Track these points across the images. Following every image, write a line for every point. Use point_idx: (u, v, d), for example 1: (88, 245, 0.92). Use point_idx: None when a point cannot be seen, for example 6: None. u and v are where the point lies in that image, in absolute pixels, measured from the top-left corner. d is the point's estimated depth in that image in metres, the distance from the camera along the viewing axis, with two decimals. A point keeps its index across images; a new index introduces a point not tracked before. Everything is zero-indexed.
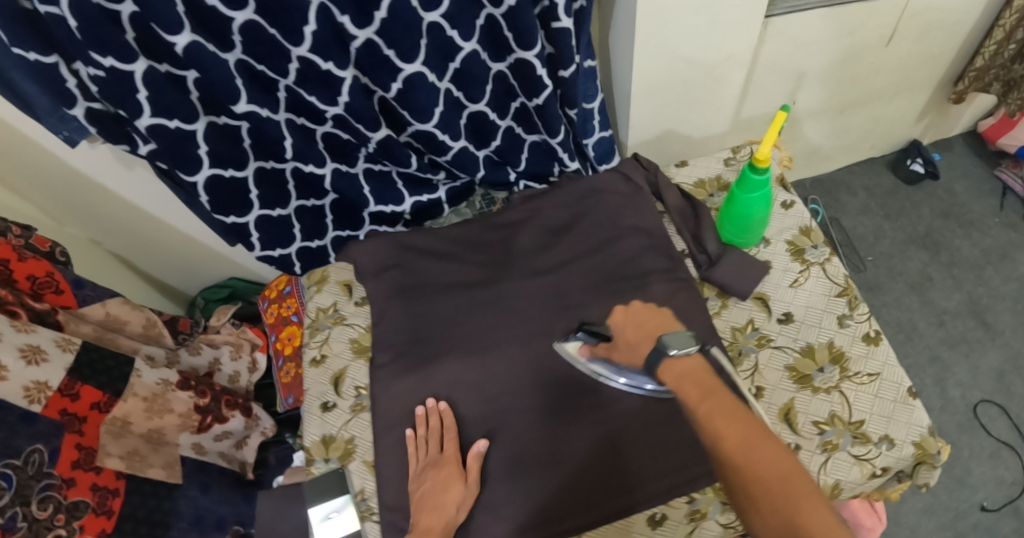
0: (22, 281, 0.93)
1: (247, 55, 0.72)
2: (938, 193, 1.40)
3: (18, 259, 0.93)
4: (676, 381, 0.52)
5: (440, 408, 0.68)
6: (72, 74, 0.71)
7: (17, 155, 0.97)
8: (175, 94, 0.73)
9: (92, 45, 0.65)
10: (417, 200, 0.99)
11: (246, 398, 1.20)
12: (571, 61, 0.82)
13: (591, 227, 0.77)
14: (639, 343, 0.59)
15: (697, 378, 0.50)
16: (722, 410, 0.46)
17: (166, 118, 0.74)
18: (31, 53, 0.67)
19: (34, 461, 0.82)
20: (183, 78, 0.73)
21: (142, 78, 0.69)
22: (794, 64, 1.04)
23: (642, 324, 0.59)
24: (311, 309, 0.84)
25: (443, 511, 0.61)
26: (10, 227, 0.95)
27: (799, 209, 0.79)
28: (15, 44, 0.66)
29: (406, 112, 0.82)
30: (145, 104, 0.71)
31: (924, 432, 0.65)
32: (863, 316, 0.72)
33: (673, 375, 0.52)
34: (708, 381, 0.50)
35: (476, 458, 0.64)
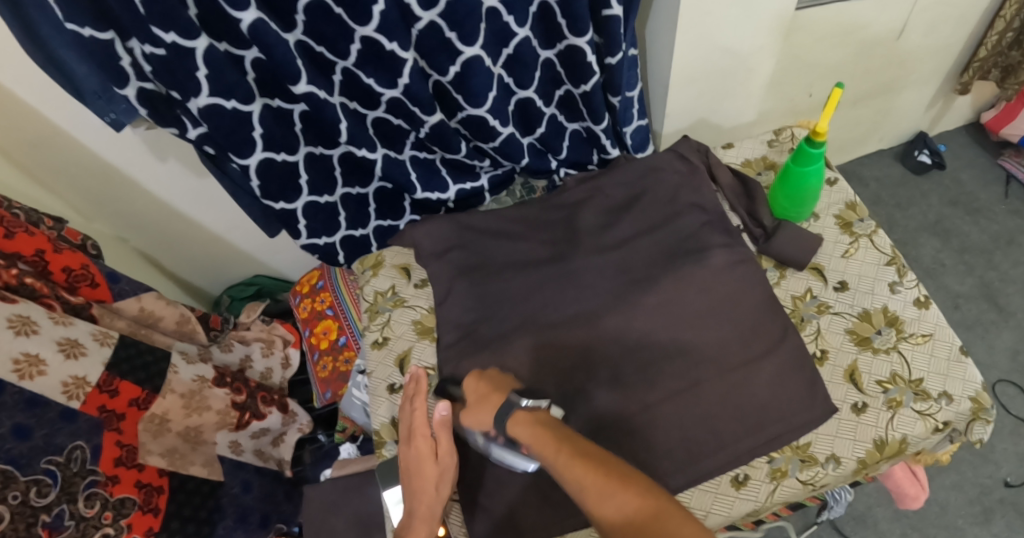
0: (57, 273, 0.88)
1: (307, 35, 0.74)
2: (946, 183, 1.46)
3: (53, 250, 0.88)
4: (530, 432, 0.53)
5: (418, 374, 0.67)
6: (127, 52, 0.72)
7: (52, 146, 0.96)
8: (235, 74, 0.75)
9: (157, 21, 0.65)
10: (461, 188, 1.00)
11: (281, 395, 1.16)
12: (618, 49, 0.85)
13: (651, 206, 0.80)
14: (486, 399, 0.61)
15: (541, 428, 0.53)
16: (573, 457, 0.47)
17: (224, 98, 0.75)
18: (86, 29, 0.67)
19: (77, 458, 0.79)
20: (241, 59, 0.75)
21: (203, 56, 0.70)
22: (815, 55, 1.09)
23: (491, 385, 0.63)
24: (368, 294, 0.85)
25: (424, 489, 0.61)
26: (42, 218, 0.90)
27: (842, 186, 0.83)
28: (69, 19, 0.65)
29: (461, 96, 0.84)
30: (203, 83, 0.72)
31: (979, 387, 0.68)
32: (913, 283, 0.75)
33: (524, 424, 0.55)
34: (559, 430, 0.52)
35: (443, 423, 0.61)
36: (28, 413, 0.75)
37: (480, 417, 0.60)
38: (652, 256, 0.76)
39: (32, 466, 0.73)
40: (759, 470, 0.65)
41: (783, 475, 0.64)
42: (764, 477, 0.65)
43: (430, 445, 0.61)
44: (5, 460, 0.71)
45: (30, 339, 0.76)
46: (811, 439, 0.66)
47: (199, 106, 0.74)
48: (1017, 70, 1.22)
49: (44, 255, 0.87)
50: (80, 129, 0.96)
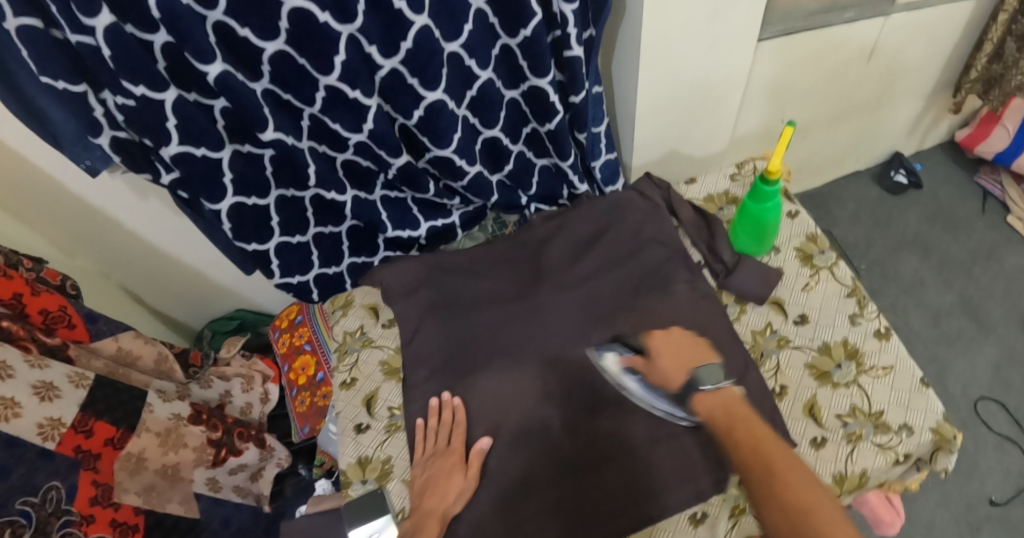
0: (34, 315, 0.89)
1: (273, 84, 0.75)
2: (923, 200, 1.47)
3: (31, 292, 0.89)
4: (713, 412, 0.58)
5: (455, 402, 0.72)
6: (100, 103, 0.74)
7: (36, 187, 0.98)
8: (205, 123, 0.76)
9: (126, 75, 0.67)
10: (432, 224, 1.02)
11: (259, 430, 1.15)
12: (581, 87, 0.87)
13: (614, 242, 0.81)
14: (671, 370, 0.64)
15: (731, 410, 0.58)
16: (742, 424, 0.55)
17: (193, 145, 0.77)
18: (60, 81, 0.68)
19: (52, 499, 0.79)
20: (211, 107, 0.76)
21: (172, 107, 0.72)
22: (784, 84, 1.10)
23: (682, 351, 0.64)
24: (338, 333, 0.86)
25: (443, 498, 0.65)
26: (22, 260, 0.92)
27: (804, 218, 0.84)
28: (44, 72, 0.67)
29: (427, 137, 0.85)
30: (173, 132, 0.75)
31: (940, 418, 0.68)
32: (873, 314, 0.76)
33: (706, 409, 0.59)
34: (744, 412, 0.57)
35: (479, 455, 0.68)
36: (7, 452, 0.76)
37: (658, 377, 0.65)
38: (615, 292, 0.77)
39: (7, 507, 0.74)
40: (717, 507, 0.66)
41: (740, 512, 0.66)
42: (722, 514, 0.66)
43: (461, 462, 0.67)
44: None
45: (4, 382, 0.76)
46: None
47: (170, 154, 0.76)
48: (1001, 82, 1.23)
49: (22, 298, 0.88)
50: (61, 171, 0.97)
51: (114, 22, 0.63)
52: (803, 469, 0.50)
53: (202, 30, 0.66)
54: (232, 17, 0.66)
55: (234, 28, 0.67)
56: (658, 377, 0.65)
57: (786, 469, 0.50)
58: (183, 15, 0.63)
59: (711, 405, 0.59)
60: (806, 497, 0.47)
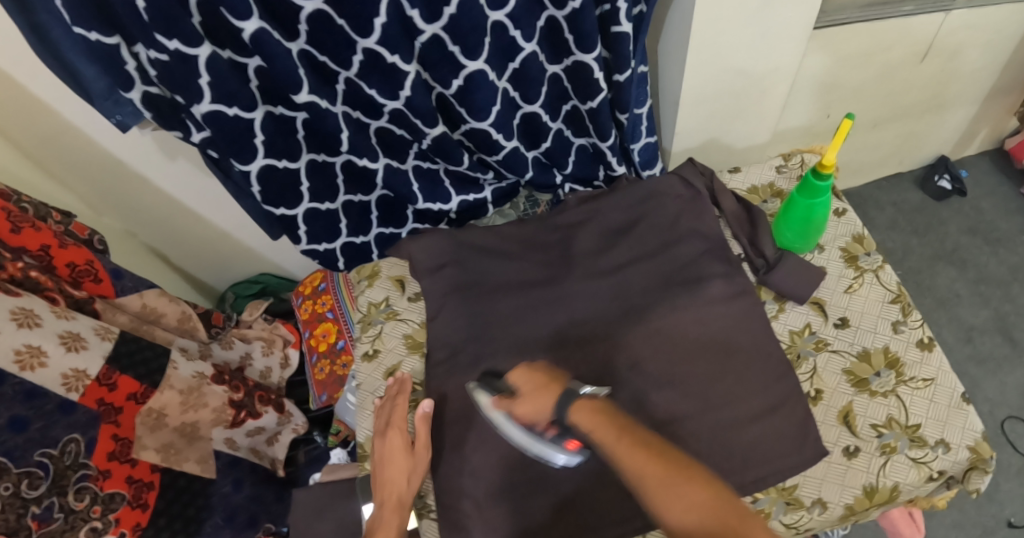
0: (61, 268, 0.89)
1: (310, 45, 0.73)
2: (965, 210, 1.42)
3: (59, 245, 0.88)
4: (592, 423, 0.54)
5: (404, 377, 0.75)
6: (132, 57, 0.70)
7: (61, 140, 0.96)
8: (236, 82, 0.73)
9: (160, 29, 0.64)
10: (463, 199, 1.00)
11: (279, 395, 1.15)
12: (627, 66, 0.83)
13: (653, 230, 0.78)
14: (543, 391, 0.59)
15: (602, 416, 0.54)
16: (636, 446, 0.50)
17: (226, 105, 0.74)
18: (93, 33, 0.66)
19: (71, 452, 0.78)
20: (244, 66, 0.73)
21: (206, 63, 0.69)
22: (834, 78, 1.06)
23: (543, 376, 0.61)
24: (362, 304, 0.85)
25: (395, 483, 0.65)
26: (50, 212, 0.91)
27: (851, 216, 0.81)
28: (78, 23, 0.64)
29: (464, 109, 0.83)
30: (206, 90, 0.71)
31: (979, 436, 0.65)
32: (917, 323, 0.72)
33: (585, 416, 0.54)
34: (617, 421, 0.53)
35: (424, 418, 0.69)
36: (27, 405, 0.74)
37: (542, 405, 0.58)
38: (649, 282, 0.74)
39: (26, 458, 0.73)
40: None
41: (767, 517, 0.63)
42: None
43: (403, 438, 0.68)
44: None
45: (33, 331, 0.75)
46: (797, 481, 0.64)
47: (202, 112, 0.73)
48: None
49: (49, 250, 0.87)
50: (91, 126, 0.95)
51: None
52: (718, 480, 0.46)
53: None
54: None
55: None
56: (543, 400, 0.58)
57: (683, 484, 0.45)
58: None
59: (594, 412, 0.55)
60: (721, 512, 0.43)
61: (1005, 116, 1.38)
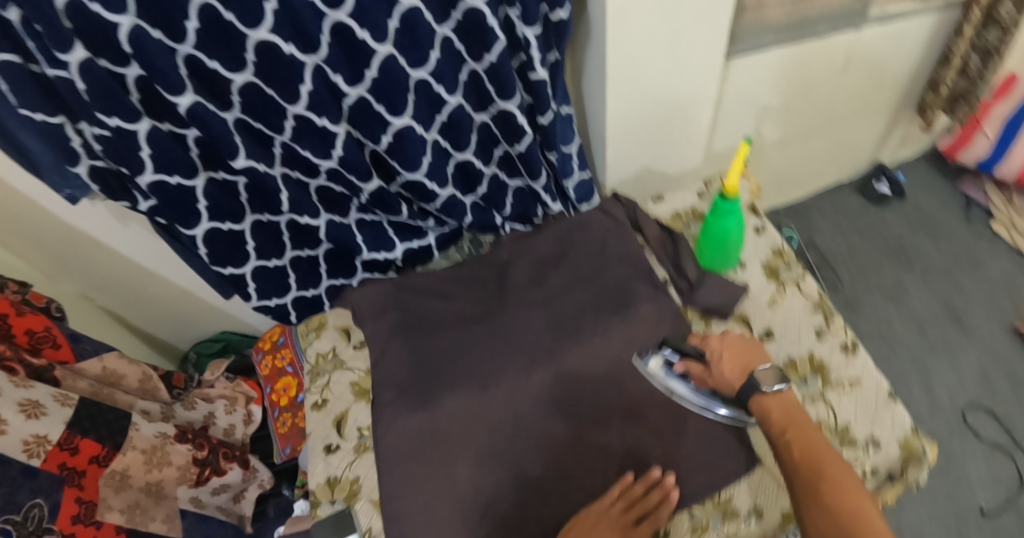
0: (20, 336, 0.91)
1: (245, 113, 0.77)
2: (905, 209, 1.48)
3: (17, 313, 0.91)
4: (777, 411, 0.62)
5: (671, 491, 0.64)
6: (77, 133, 0.76)
7: (20, 216, 0.99)
8: (177, 151, 0.78)
9: (101, 106, 0.69)
10: (409, 245, 1.03)
11: (243, 450, 1.15)
12: (548, 109, 0.88)
13: (580, 258, 0.83)
14: (728, 372, 0.67)
15: (788, 412, 0.62)
16: (801, 446, 0.58)
17: (167, 174, 0.79)
18: (39, 113, 0.70)
19: (35, 516, 0.78)
20: (184, 136, 0.78)
21: (147, 137, 0.75)
22: (759, 98, 1.11)
23: (738, 353, 0.68)
24: (311, 355, 0.89)
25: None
26: (8, 283, 0.94)
27: (771, 233, 0.87)
28: (23, 105, 0.69)
29: (396, 162, 0.87)
30: (149, 161, 0.77)
31: (908, 432, 0.68)
32: (840, 328, 0.77)
33: (764, 406, 0.63)
34: (796, 417, 0.61)
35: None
36: None
37: (732, 380, 0.67)
38: (581, 309, 0.78)
39: None
40: (680, 526, 0.65)
41: (703, 531, 0.65)
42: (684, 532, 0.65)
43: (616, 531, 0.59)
44: None
45: None
46: (731, 492, 0.67)
47: (146, 182, 0.79)
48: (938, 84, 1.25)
49: (8, 318, 0.89)
50: (48, 199, 0.98)
51: (88, 57, 0.64)
52: (855, 482, 0.55)
53: (171, 62, 0.67)
54: (201, 49, 0.68)
55: (203, 60, 0.69)
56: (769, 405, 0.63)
57: (841, 484, 0.55)
58: (153, 48, 0.65)
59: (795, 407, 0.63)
60: (853, 502, 0.53)
61: (918, 130, 1.47)
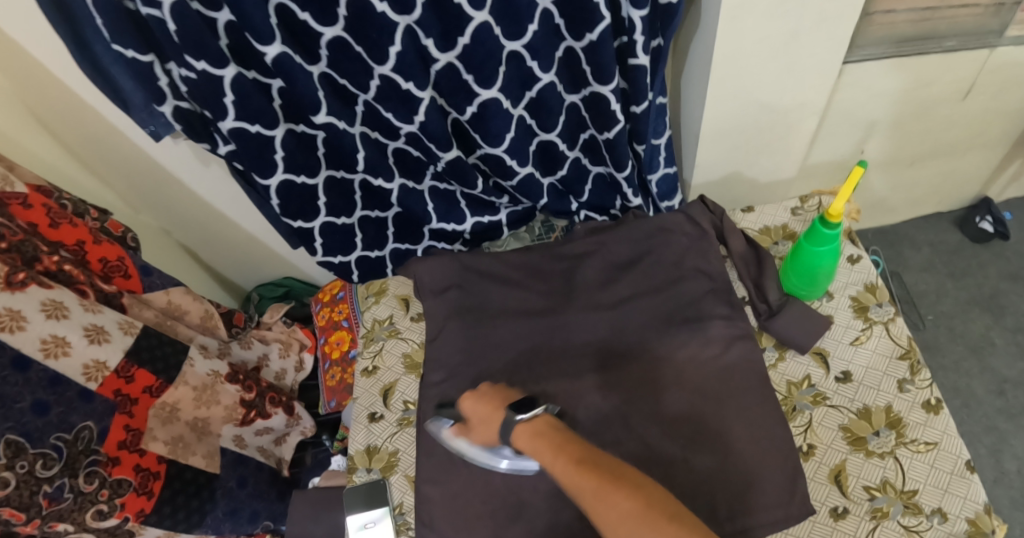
0: (95, 263, 0.95)
1: (330, 68, 0.75)
2: (1007, 254, 1.35)
3: (93, 241, 0.95)
4: (530, 445, 0.55)
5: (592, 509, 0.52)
6: (165, 73, 0.75)
7: (107, 143, 1.03)
8: (260, 100, 0.77)
9: (190, 51, 0.68)
10: (478, 220, 0.99)
11: (290, 397, 1.20)
12: (644, 98, 0.81)
13: (655, 266, 0.78)
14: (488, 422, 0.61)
15: (543, 437, 0.55)
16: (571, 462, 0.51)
17: (248, 122, 0.78)
18: (130, 50, 0.70)
19: (84, 438, 0.81)
20: (269, 86, 0.78)
21: (231, 83, 0.73)
22: (868, 112, 1.01)
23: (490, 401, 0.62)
24: (367, 320, 0.88)
25: None
26: (89, 210, 0.98)
27: (865, 264, 0.80)
28: (116, 41, 0.69)
29: (479, 135, 0.83)
30: (230, 108, 0.76)
31: (980, 509, 0.62)
32: (925, 382, 0.70)
33: (525, 440, 0.56)
34: (557, 436, 0.54)
35: None
36: (50, 391, 0.78)
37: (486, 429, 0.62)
38: (649, 321, 0.74)
39: (43, 440, 0.76)
40: None
41: None
42: None
43: None
44: (19, 432, 0.73)
45: (59, 322, 0.80)
46: None
47: (226, 128, 0.78)
48: None
49: (84, 245, 0.93)
50: (132, 131, 1.01)
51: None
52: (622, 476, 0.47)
53: (262, 12, 0.65)
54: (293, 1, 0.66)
55: (296, 10, 0.67)
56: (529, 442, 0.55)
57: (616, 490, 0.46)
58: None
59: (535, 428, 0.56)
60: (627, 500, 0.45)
61: None
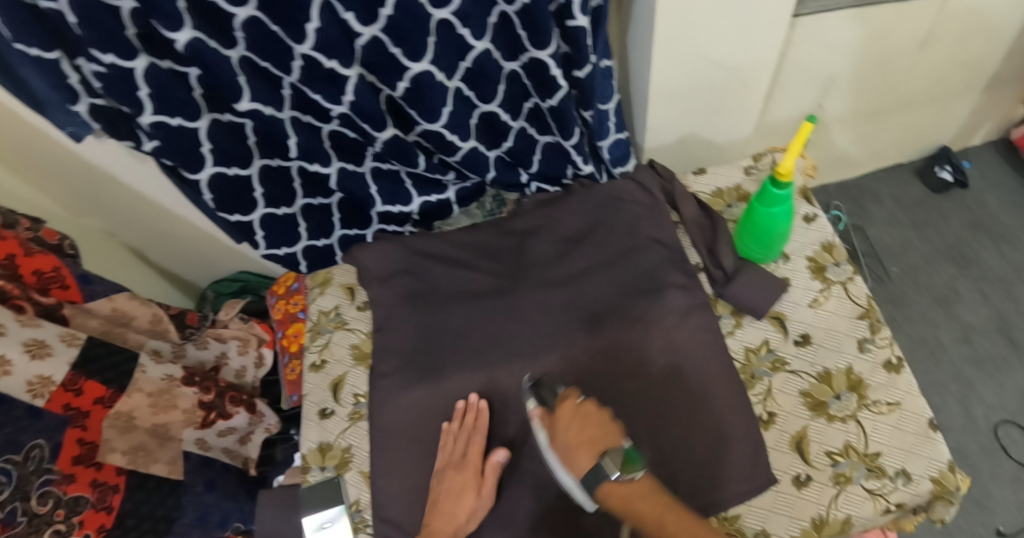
0: (28, 276, 0.88)
1: (250, 52, 0.69)
2: (967, 203, 1.35)
3: (25, 253, 0.88)
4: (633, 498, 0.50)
5: (479, 405, 0.66)
6: (75, 69, 0.69)
7: (29, 149, 0.94)
8: (180, 91, 0.71)
9: (95, 43, 0.63)
10: (426, 200, 0.96)
11: (251, 395, 1.12)
12: (587, 62, 0.77)
13: (607, 237, 0.75)
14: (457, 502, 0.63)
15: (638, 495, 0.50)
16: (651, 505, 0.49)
17: (169, 115, 0.73)
18: (33, 49, 0.64)
19: (34, 457, 0.76)
20: (185, 75, 0.71)
21: (144, 75, 0.68)
22: (824, 66, 0.98)
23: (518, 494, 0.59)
24: (312, 312, 0.84)
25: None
26: (19, 219, 0.90)
27: (821, 223, 0.78)
28: (17, 39, 0.62)
29: (414, 111, 0.79)
30: (147, 102, 0.70)
31: (944, 467, 0.62)
32: (886, 341, 0.69)
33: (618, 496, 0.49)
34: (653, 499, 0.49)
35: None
36: None
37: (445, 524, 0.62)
38: (603, 295, 0.71)
39: None
40: None
41: None
42: None
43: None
44: None
45: None
46: (740, 511, 0.62)
47: (145, 124, 0.72)
48: None
49: (15, 258, 0.87)
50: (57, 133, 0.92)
51: None
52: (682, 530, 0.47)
53: None
54: None
55: None
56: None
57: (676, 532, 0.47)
58: None
59: (466, 482, 0.64)
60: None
61: (1004, 110, 1.30)
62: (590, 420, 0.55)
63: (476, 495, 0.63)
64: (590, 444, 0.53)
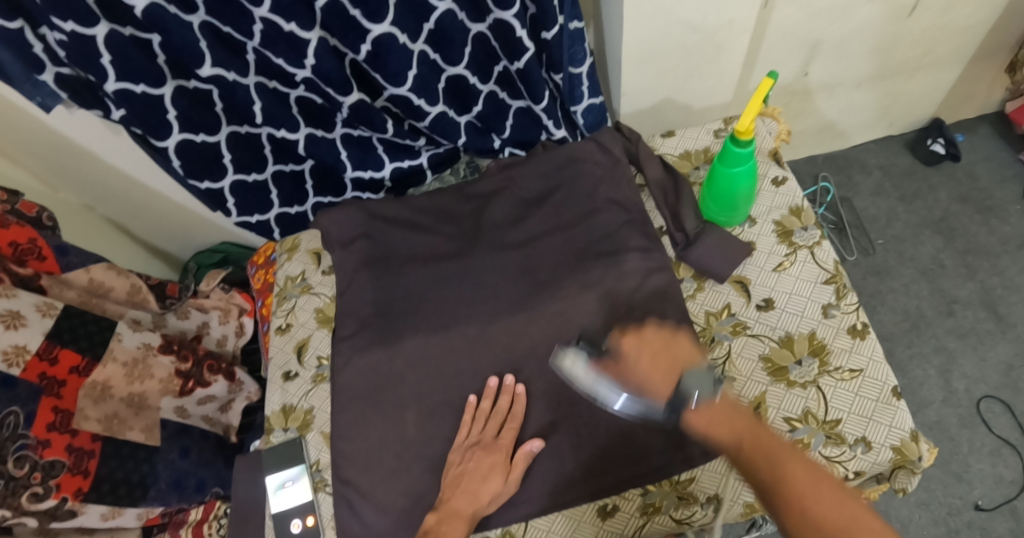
0: (4, 247, 0.87)
1: (211, 17, 0.68)
2: (958, 176, 1.32)
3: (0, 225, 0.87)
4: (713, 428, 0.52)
5: (516, 389, 0.64)
6: (38, 39, 0.68)
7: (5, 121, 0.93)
8: (141, 59, 0.70)
9: (52, 10, 0.62)
10: (398, 166, 0.94)
11: (230, 363, 1.11)
12: (554, 23, 0.75)
13: (567, 200, 0.75)
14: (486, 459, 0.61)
15: (729, 423, 0.51)
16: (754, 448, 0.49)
17: (132, 82, 0.72)
18: None
19: (10, 423, 0.75)
20: (149, 42, 0.70)
21: (106, 43, 0.67)
22: (808, 31, 0.95)
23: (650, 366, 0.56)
24: (279, 278, 0.84)
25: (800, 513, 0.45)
26: None
27: (790, 187, 0.76)
28: None
29: (379, 75, 0.77)
30: (110, 69, 0.69)
31: (906, 436, 0.61)
32: (851, 307, 0.68)
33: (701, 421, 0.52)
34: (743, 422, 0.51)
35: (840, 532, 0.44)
36: None
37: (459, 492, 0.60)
38: (560, 257, 0.71)
39: None
40: (631, 503, 0.62)
41: (654, 511, 0.61)
42: (634, 511, 0.62)
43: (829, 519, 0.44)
44: None
45: None
46: (694, 475, 0.62)
47: (109, 91, 0.71)
48: None
49: None
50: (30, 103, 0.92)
51: None
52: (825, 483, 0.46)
53: None
54: None
55: None
56: (448, 526, 0.57)
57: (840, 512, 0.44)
58: None
59: (495, 463, 0.61)
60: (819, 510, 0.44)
61: (997, 81, 1.26)
62: (658, 346, 0.57)
63: (504, 480, 0.60)
64: (664, 371, 0.55)
